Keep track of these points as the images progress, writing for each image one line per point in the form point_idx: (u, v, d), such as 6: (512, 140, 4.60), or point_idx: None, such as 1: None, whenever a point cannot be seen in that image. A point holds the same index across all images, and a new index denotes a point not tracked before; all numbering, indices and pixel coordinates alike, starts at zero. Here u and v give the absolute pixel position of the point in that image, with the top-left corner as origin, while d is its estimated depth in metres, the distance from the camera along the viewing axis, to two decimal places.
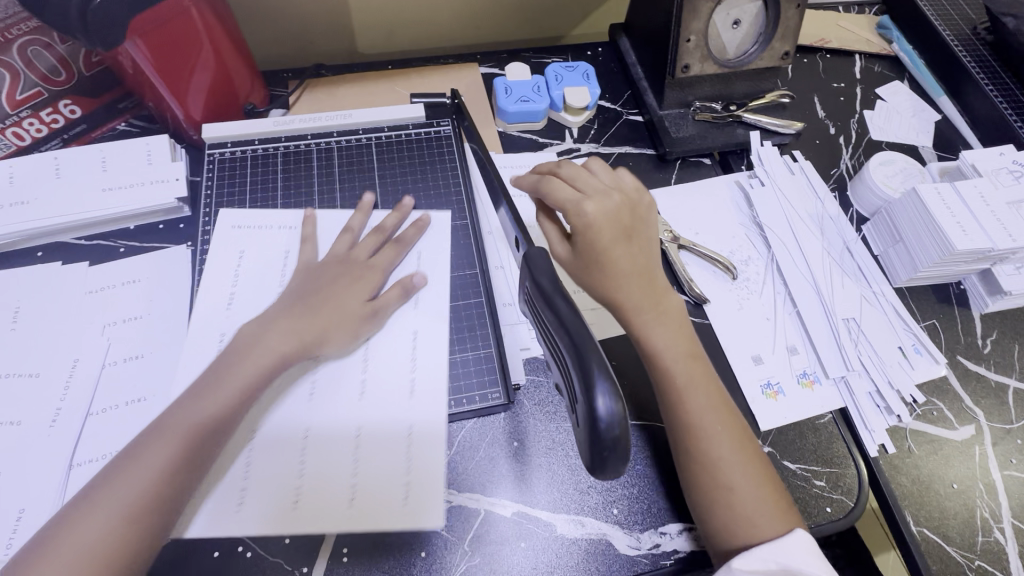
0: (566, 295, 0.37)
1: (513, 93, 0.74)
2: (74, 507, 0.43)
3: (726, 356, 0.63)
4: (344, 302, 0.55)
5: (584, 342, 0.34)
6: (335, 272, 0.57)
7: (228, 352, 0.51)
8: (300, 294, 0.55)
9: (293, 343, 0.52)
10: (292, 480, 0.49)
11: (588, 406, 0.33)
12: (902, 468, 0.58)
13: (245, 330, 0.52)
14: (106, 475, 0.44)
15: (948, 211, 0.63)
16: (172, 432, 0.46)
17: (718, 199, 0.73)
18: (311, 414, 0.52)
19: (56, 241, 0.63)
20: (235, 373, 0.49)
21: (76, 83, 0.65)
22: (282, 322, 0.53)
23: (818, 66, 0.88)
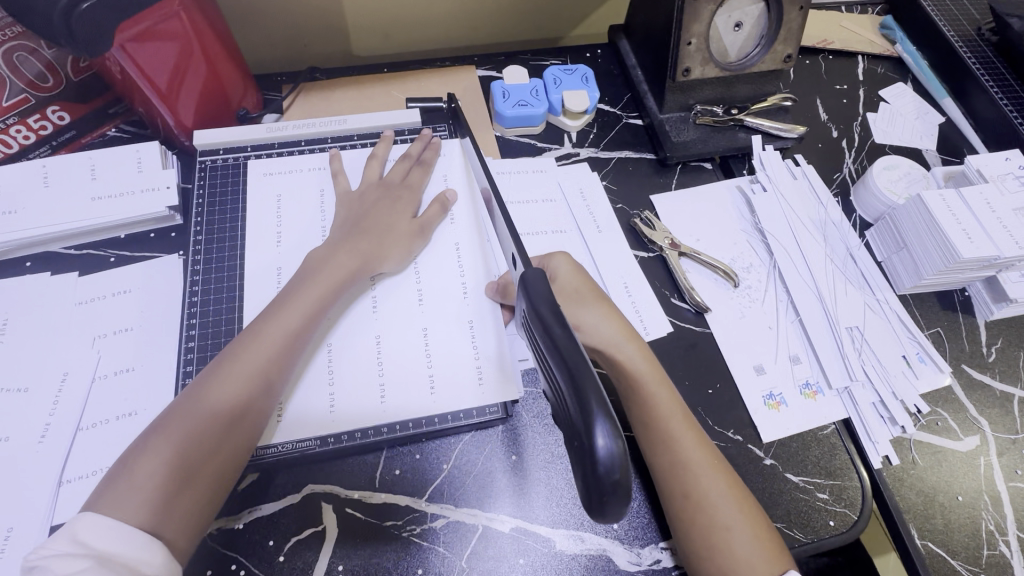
0: (566, 325, 0.36)
1: (511, 97, 0.73)
2: (166, 415, 0.46)
3: (727, 366, 0.62)
4: (391, 222, 0.61)
5: (585, 377, 0.32)
6: (381, 193, 0.63)
7: (298, 277, 0.55)
8: (353, 220, 0.60)
9: (357, 262, 0.57)
10: (364, 377, 0.56)
11: (587, 445, 0.31)
12: (906, 480, 0.57)
13: (311, 256, 0.57)
14: (192, 392, 0.47)
15: (952, 218, 0.62)
16: (255, 348, 0.50)
17: (719, 205, 0.72)
18: (359, 344, 0.57)
19: (44, 250, 0.62)
20: (309, 291, 0.54)
21: (64, 89, 0.64)
22: (346, 244, 0.58)
23: (820, 68, 0.86)
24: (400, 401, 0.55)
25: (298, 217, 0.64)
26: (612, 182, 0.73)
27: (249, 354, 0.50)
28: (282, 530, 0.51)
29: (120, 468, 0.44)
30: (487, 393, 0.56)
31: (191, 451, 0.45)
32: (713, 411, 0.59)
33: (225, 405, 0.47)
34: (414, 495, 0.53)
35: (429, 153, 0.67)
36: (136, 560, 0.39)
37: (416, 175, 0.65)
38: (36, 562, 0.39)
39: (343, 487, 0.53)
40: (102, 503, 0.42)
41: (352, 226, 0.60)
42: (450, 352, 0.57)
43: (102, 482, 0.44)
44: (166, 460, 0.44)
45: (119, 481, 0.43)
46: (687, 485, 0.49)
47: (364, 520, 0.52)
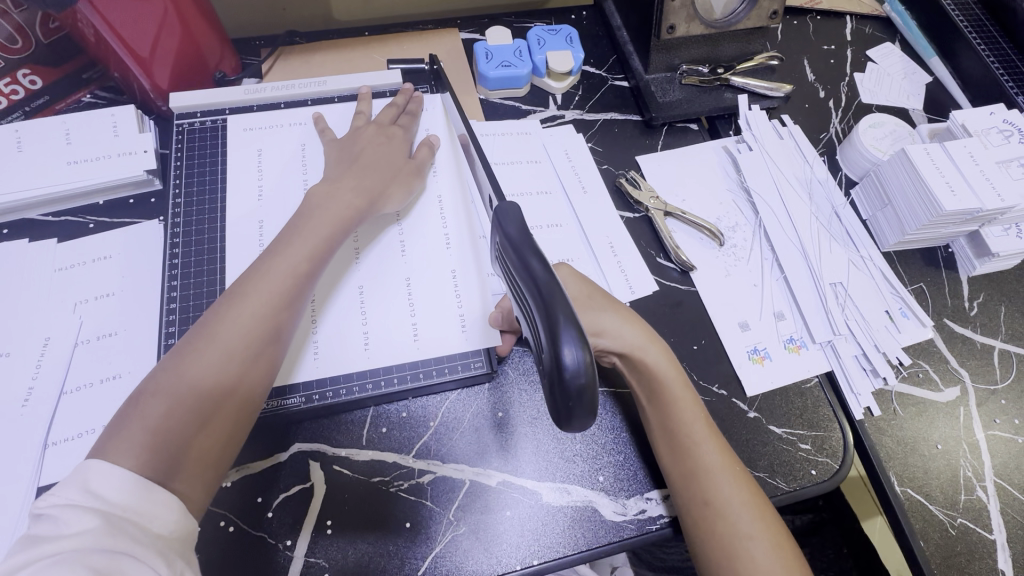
0: (535, 248, 0.35)
1: (494, 58, 0.72)
2: (169, 364, 0.45)
3: (713, 324, 0.62)
4: (388, 160, 0.60)
5: (552, 295, 0.33)
6: (375, 133, 0.61)
7: (294, 221, 0.53)
8: (347, 157, 0.59)
9: (362, 200, 0.56)
10: (352, 329, 0.55)
11: (556, 361, 0.32)
12: (886, 430, 0.58)
13: (310, 195, 0.55)
14: (194, 339, 0.46)
15: (936, 171, 0.62)
16: (256, 294, 0.48)
17: (706, 166, 0.72)
18: (346, 296, 0.56)
19: (21, 217, 0.61)
20: (310, 234, 0.52)
21: (34, 52, 0.62)
22: (347, 182, 0.56)
23: (808, 28, 0.85)
24: (387, 353, 0.55)
25: (281, 180, 0.62)
26: (597, 144, 0.72)
27: (250, 301, 0.48)
28: (271, 488, 0.51)
29: (123, 418, 0.42)
30: (471, 340, 0.56)
31: (200, 398, 0.44)
32: (698, 367, 0.60)
33: (230, 352, 0.46)
34: (401, 452, 0.53)
35: (412, 105, 0.66)
36: (146, 519, 0.38)
37: (402, 127, 0.64)
38: (41, 511, 0.37)
39: (331, 445, 0.53)
40: (109, 451, 0.40)
41: (348, 165, 0.58)
42: (437, 302, 0.57)
43: (111, 423, 0.43)
44: (174, 408, 0.43)
45: (124, 431, 0.41)
46: (706, 494, 0.49)
47: (352, 477, 0.52)
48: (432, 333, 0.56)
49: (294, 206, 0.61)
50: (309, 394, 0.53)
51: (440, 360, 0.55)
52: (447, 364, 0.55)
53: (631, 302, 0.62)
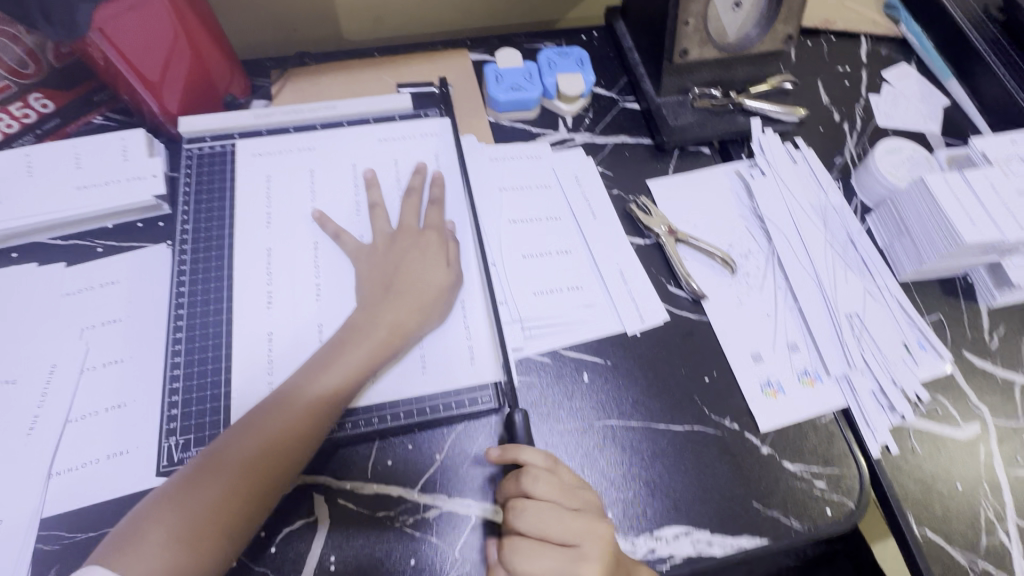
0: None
1: (504, 81, 0.71)
2: (181, 481, 0.46)
3: (725, 354, 0.61)
4: (425, 275, 0.57)
5: None
6: (412, 241, 0.59)
7: (328, 347, 0.53)
8: (382, 281, 0.57)
9: (393, 330, 0.54)
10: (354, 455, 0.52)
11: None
12: (905, 468, 0.57)
13: (349, 321, 0.55)
14: (211, 459, 0.47)
15: (956, 202, 0.60)
16: (269, 427, 0.49)
17: (718, 190, 0.70)
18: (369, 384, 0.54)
19: (30, 240, 0.61)
20: (338, 368, 0.51)
21: (46, 76, 0.62)
22: (385, 311, 0.55)
23: (822, 49, 0.84)
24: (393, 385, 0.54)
25: (290, 206, 0.62)
26: (608, 168, 0.71)
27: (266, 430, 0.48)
28: (274, 521, 0.50)
29: (130, 526, 0.45)
30: (479, 373, 0.55)
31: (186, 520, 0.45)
32: (710, 399, 0.59)
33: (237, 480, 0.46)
34: (407, 485, 0.52)
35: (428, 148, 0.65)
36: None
37: None
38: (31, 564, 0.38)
39: (335, 478, 0.52)
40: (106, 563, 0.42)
41: (386, 289, 0.56)
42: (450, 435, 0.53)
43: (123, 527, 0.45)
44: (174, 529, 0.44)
45: (126, 544, 0.43)
46: None
47: (356, 511, 0.51)
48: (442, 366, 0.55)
49: (301, 234, 0.61)
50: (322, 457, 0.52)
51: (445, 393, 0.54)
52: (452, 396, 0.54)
53: (642, 332, 0.61)
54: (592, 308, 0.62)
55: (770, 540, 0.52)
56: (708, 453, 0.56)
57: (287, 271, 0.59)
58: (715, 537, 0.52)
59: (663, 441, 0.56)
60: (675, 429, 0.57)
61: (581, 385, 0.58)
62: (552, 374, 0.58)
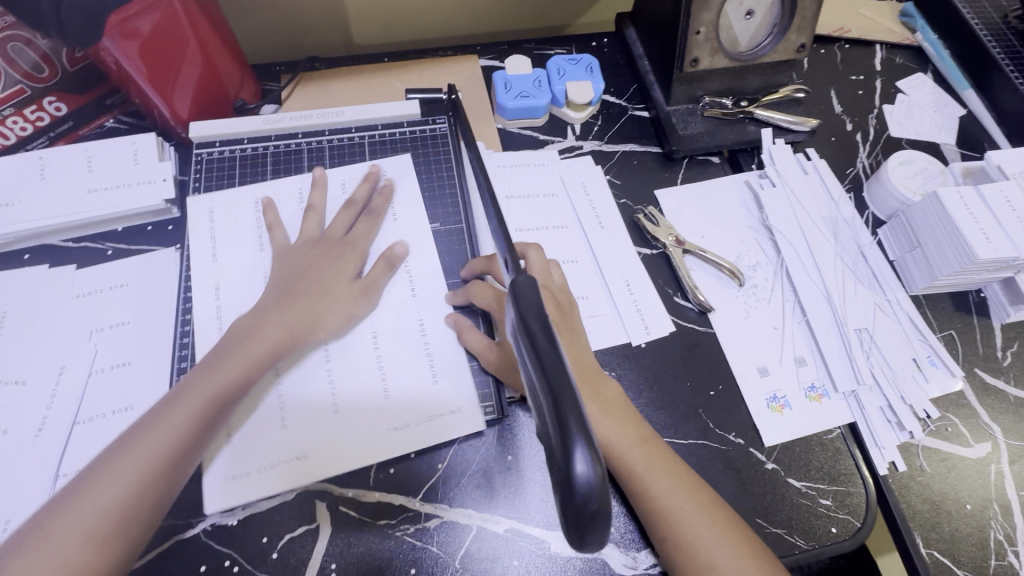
0: (543, 314, 0.32)
1: (513, 89, 0.71)
2: (74, 485, 0.44)
3: (731, 368, 0.60)
4: (339, 276, 0.57)
5: (561, 385, 0.29)
6: (326, 245, 0.59)
7: (229, 338, 0.52)
8: (294, 285, 0.55)
9: (296, 326, 0.53)
10: (268, 459, 0.51)
11: (564, 467, 0.28)
12: (912, 487, 0.56)
13: (245, 318, 0.53)
14: (114, 452, 0.45)
15: (970, 217, 0.59)
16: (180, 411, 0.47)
17: (726, 201, 0.70)
18: (314, 377, 0.54)
19: (43, 242, 0.62)
20: (237, 359, 0.50)
21: (59, 81, 0.63)
22: (297, 297, 0.54)
23: (835, 57, 0.83)
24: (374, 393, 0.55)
25: (296, 211, 0.62)
26: (615, 176, 0.71)
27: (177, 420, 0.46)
28: (277, 527, 0.51)
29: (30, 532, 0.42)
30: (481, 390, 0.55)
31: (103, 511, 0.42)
32: (714, 413, 0.58)
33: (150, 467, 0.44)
34: (408, 494, 0.53)
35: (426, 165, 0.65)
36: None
37: None
38: None
39: (338, 485, 0.53)
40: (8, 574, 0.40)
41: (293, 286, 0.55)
42: (375, 439, 0.53)
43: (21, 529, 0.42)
44: (84, 525, 0.42)
45: (27, 552, 0.41)
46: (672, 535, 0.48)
47: (358, 518, 0.51)
48: (417, 363, 0.56)
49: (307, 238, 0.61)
50: (269, 457, 0.51)
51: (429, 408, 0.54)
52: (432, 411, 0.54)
53: (646, 343, 0.61)
54: (597, 318, 0.61)
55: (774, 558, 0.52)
56: (711, 467, 0.55)
57: None
58: None
59: None
60: (678, 442, 0.56)
61: None
62: None
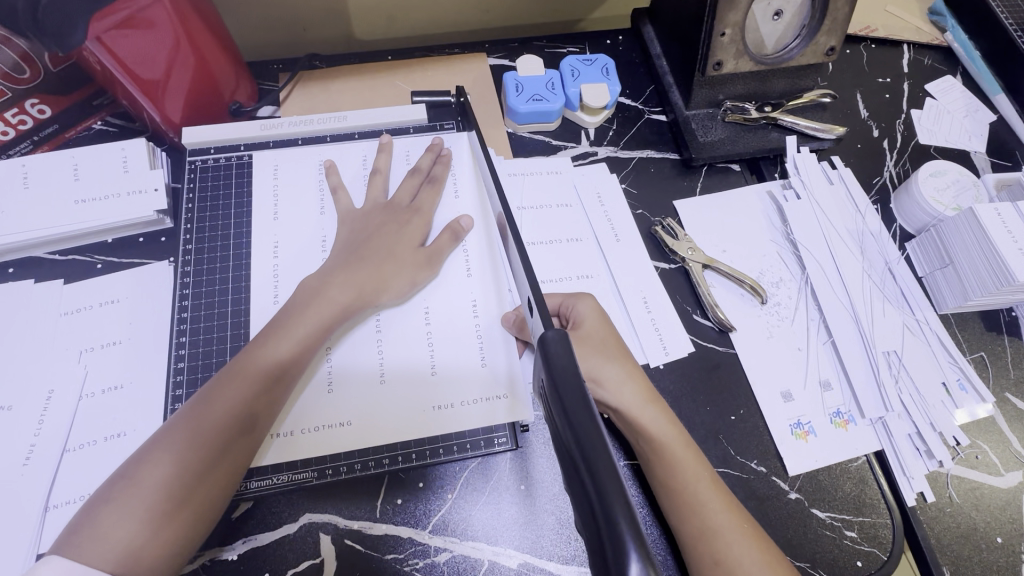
0: (579, 381, 0.31)
1: (525, 91, 0.67)
2: (122, 477, 0.42)
3: (752, 392, 0.58)
4: (399, 248, 0.55)
5: (601, 464, 0.27)
6: (384, 216, 0.57)
7: (283, 311, 0.51)
8: (353, 254, 0.54)
9: (352, 295, 0.51)
10: (310, 448, 0.50)
11: (613, 565, 0.24)
12: (941, 519, 0.54)
13: (303, 288, 0.52)
14: (169, 429, 0.44)
15: (1008, 235, 0.56)
16: (224, 400, 0.45)
17: (748, 213, 0.67)
18: (361, 364, 0.53)
19: (28, 256, 0.58)
20: (290, 332, 0.49)
21: (41, 82, 0.59)
22: (343, 276, 0.52)
23: (862, 58, 0.79)
24: (410, 397, 0.52)
25: (296, 222, 0.59)
26: (632, 185, 0.68)
27: (225, 401, 0.45)
28: (279, 562, 0.48)
29: (87, 511, 0.41)
30: (497, 414, 0.52)
31: (155, 502, 0.41)
32: (736, 440, 0.56)
33: (200, 440, 0.43)
34: (417, 527, 0.50)
35: (439, 167, 0.61)
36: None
37: (439, 169, 0.61)
38: None
39: (342, 517, 0.50)
40: (65, 552, 0.39)
41: (352, 256, 0.54)
42: (420, 429, 0.51)
43: (70, 525, 0.41)
44: (137, 503, 0.41)
45: (82, 529, 0.40)
46: (717, 554, 0.45)
47: (363, 552, 0.49)
48: (466, 357, 0.53)
49: (308, 249, 0.57)
50: (314, 445, 0.50)
51: (453, 416, 0.51)
52: (463, 419, 0.51)
53: (665, 364, 0.58)
54: None
55: None
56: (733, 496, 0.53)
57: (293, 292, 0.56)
58: None
59: None
60: None
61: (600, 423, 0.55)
62: None
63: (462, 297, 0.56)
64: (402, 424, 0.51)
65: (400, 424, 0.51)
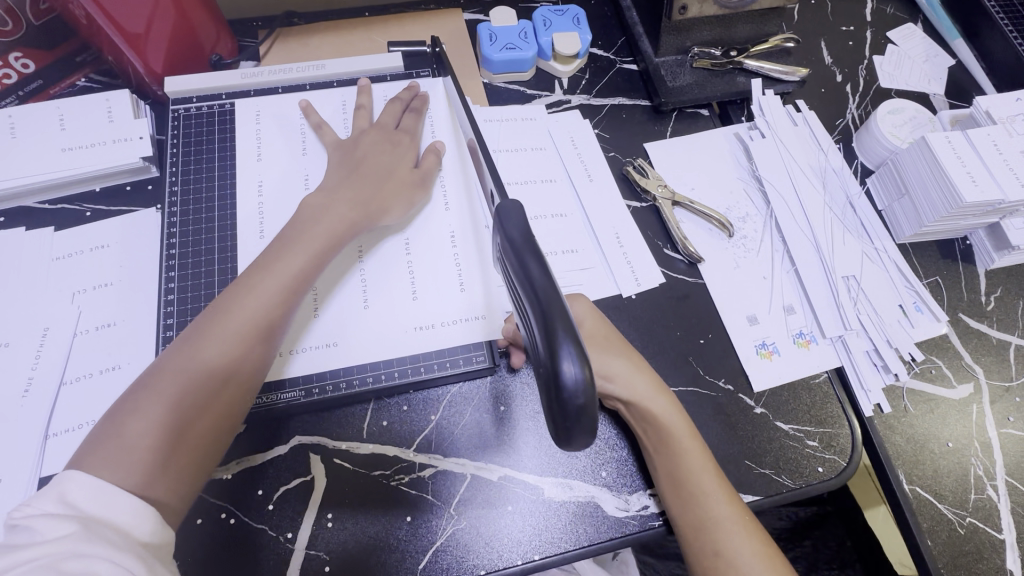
0: (528, 237, 0.34)
1: (499, 40, 0.69)
2: (142, 388, 0.44)
3: (720, 317, 0.61)
4: (390, 177, 0.56)
5: (549, 299, 0.31)
6: (372, 143, 0.58)
7: (279, 239, 0.51)
8: (343, 181, 0.55)
9: (355, 214, 0.53)
10: (300, 365, 0.52)
11: (553, 371, 0.30)
12: (896, 427, 0.57)
13: (304, 206, 0.53)
14: (178, 351, 0.45)
15: (957, 160, 0.59)
16: (237, 313, 0.47)
17: (715, 153, 0.69)
18: (347, 290, 0.55)
19: (18, 205, 0.60)
20: (296, 249, 0.50)
21: (24, 34, 0.61)
22: (343, 196, 0.54)
23: (827, 7, 0.82)
24: (395, 318, 0.55)
25: (279, 165, 0.61)
26: (604, 130, 0.70)
27: (231, 324, 0.46)
28: (272, 480, 0.51)
29: (109, 421, 0.43)
30: (474, 333, 0.55)
31: (180, 410, 0.43)
32: (705, 361, 0.59)
33: (216, 355, 0.45)
34: (402, 445, 0.53)
35: (419, 101, 0.63)
36: (126, 525, 0.38)
37: (420, 112, 0.63)
38: (17, 522, 0.36)
39: (331, 437, 0.53)
40: (91, 461, 0.40)
41: (346, 183, 0.55)
42: (404, 347, 0.54)
43: (91, 435, 0.42)
44: (156, 418, 0.42)
45: (108, 436, 0.42)
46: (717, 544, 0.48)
47: (352, 470, 0.52)
48: (447, 282, 0.56)
49: (292, 189, 0.60)
50: (303, 362, 0.52)
51: (433, 336, 0.54)
52: (443, 336, 0.54)
53: (637, 294, 0.61)
54: (587, 270, 0.61)
55: (761, 496, 0.53)
56: (702, 412, 0.56)
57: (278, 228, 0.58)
58: None
59: None
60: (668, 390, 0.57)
61: None
62: None
63: (441, 229, 0.59)
64: (387, 343, 0.54)
65: (385, 344, 0.54)
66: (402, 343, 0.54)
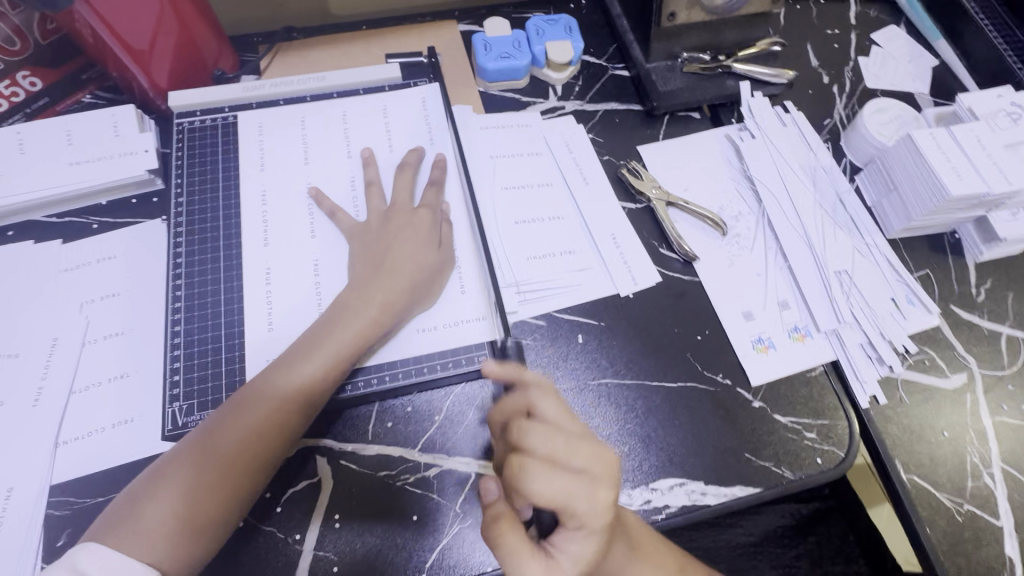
0: None
1: (493, 50, 0.71)
2: (160, 478, 0.46)
3: (716, 314, 0.62)
4: (415, 256, 0.55)
5: None
6: (404, 219, 0.57)
7: (310, 332, 0.52)
8: (372, 258, 0.55)
9: (382, 313, 0.52)
10: None
11: None
12: (892, 418, 0.58)
13: (336, 302, 0.53)
14: (201, 436, 0.47)
15: (942, 156, 0.61)
16: (256, 418, 0.47)
17: (707, 154, 0.71)
18: None
19: (27, 219, 0.61)
20: (322, 352, 0.50)
21: (32, 54, 0.62)
22: (372, 290, 0.53)
23: (811, 11, 0.84)
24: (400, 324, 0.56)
25: (282, 174, 0.62)
26: (598, 135, 0.72)
27: (246, 419, 0.47)
28: (280, 482, 0.51)
29: (129, 502, 0.45)
30: (476, 333, 0.56)
31: (190, 508, 0.44)
32: (702, 357, 0.60)
33: (229, 458, 0.46)
34: (407, 446, 0.54)
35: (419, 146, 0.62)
36: None
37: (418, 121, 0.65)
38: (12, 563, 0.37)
39: (337, 440, 0.53)
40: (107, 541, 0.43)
41: (375, 267, 0.54)
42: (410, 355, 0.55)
43: (112, 510, 0.45)
44: (168, 511, 0.44)
45: (125, 522, 0.44)
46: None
47: (358, 471, 0.52)
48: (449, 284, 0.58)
49: (295, 197, 0.61)
50: None
51: (437, 337, 0.55)
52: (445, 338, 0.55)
53: (634, 293, 0.62)
54: (585, 271, 0.62)
55: (761, 488, 0.54)
56: (701, 407, 0.57)
57: (282, 235, 0.59)
58: (708, 487, 0.54)
59: (657, 398, 0.57)
60: (668, 386, 0.58)
61: (576, 346, 0.59)
62: (547, 336, 0.59)
63: None
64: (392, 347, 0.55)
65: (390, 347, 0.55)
66: (407, 347, 0.55)
